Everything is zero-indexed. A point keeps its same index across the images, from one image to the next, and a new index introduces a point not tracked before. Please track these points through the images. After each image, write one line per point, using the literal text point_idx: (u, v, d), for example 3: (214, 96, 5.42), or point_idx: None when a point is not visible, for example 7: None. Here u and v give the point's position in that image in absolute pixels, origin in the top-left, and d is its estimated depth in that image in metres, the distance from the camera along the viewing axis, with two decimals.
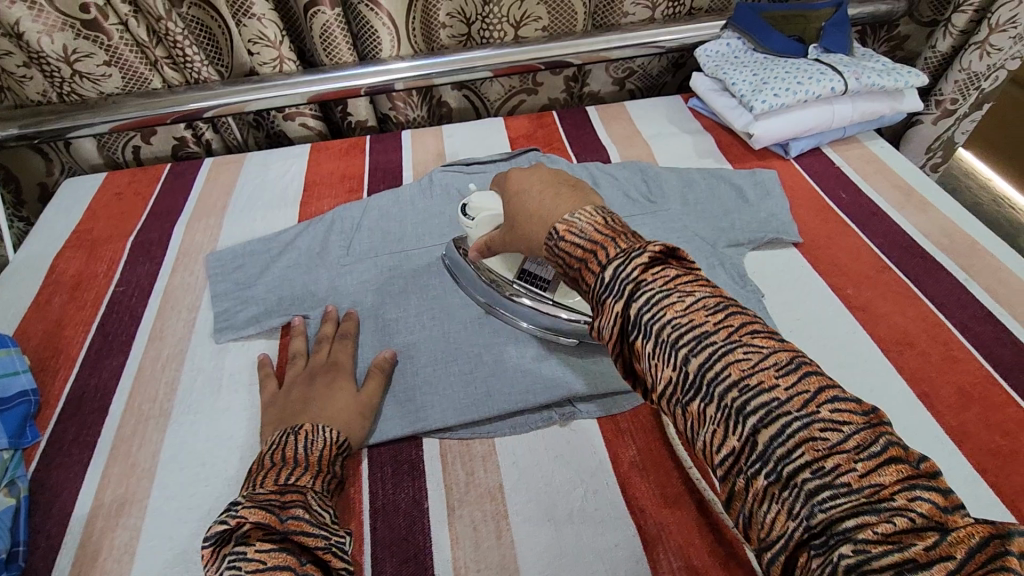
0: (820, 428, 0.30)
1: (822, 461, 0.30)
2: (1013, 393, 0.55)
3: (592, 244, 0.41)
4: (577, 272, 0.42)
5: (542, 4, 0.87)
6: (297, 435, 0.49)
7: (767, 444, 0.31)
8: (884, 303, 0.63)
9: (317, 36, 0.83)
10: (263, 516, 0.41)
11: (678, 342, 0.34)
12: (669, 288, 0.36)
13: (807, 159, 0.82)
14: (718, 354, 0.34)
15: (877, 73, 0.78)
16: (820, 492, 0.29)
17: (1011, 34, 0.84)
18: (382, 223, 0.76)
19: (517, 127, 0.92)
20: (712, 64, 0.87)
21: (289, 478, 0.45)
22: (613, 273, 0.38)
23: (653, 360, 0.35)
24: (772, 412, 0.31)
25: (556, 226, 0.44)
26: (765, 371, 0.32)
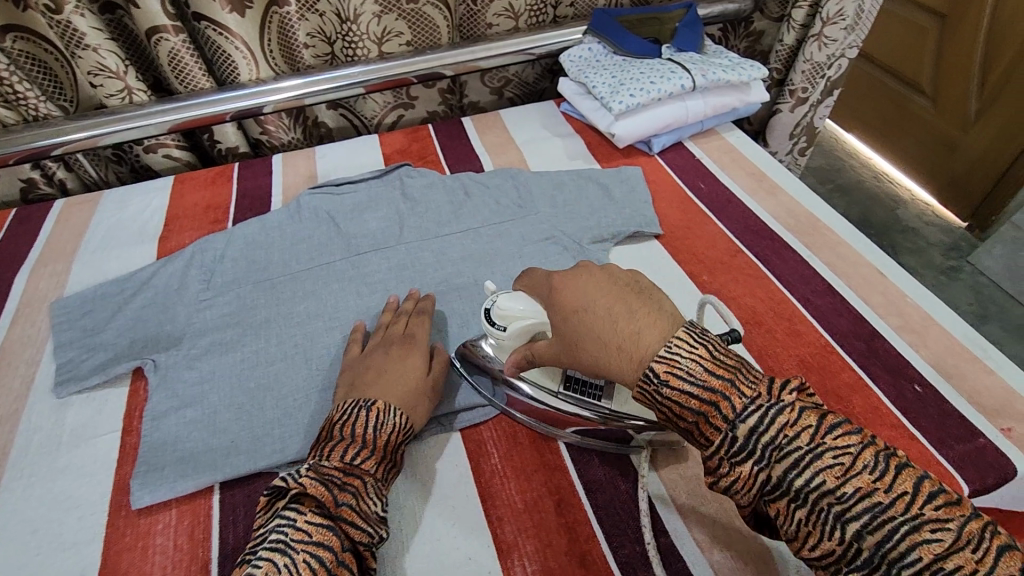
0: (831, 454, 0.36)
1: (842, 484, 0.35)
2: (849, 356, 0.58)
3: (704, 396, 0.39)
4: (689, 423, 0.40)
5: (400, 20, 0.86)
6: (368, 411, 0.49)
7: (879, 547, 0.33)
8: (736, 286, 0.66)
9: (166, 64, 0.80)
10: (321, 492, 0.42)
11: (773, 456, 0.37)
12: (759, 406, 0.38)
13: (669, 154, 0.86)
14: (742, 411, 0.38)
15: (722, 69, 0.82)
16: (847, 511, 0.34)
17: (841, 25, 0.91)
18: (247, 252, 0.73)
19: (392, 142, 0.91)
20: (575, 68, 0.89)
21: (355, 457, 0.46)
22: (750, 428, 0.38)
23: (746, 475, 0.38)
24: (876, 517, 0.34)
25: (651, 367, 0.41)
26: (860, 475, 0.35)
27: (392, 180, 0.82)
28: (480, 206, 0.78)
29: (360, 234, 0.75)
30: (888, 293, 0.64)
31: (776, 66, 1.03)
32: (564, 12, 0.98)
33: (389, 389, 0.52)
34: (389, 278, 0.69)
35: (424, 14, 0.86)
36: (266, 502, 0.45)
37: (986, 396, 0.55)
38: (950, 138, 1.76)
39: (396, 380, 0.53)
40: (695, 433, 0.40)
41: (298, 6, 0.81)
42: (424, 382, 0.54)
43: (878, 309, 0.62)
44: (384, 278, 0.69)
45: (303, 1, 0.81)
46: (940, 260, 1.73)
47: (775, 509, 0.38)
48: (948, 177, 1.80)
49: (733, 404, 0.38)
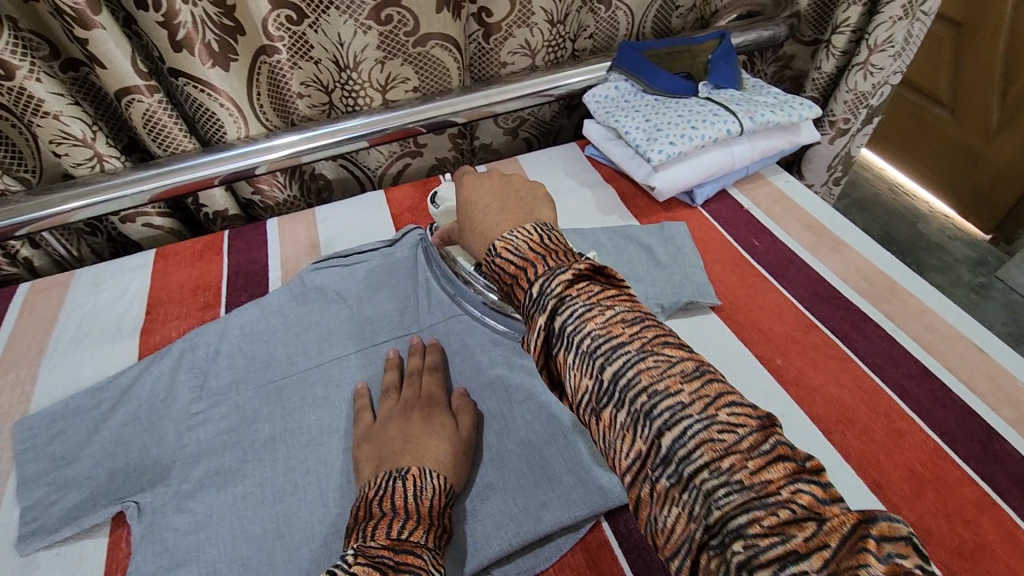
0: (718, 429, 0.34)
1: (722, 460, 0.33)
2: (965, 463, 0.49)
3: (524, 261, 0.44)
4: (511, 287, 0.45)
5: (406, 65, 0.76)
6: (405, 480, 0.45)
7: (671, 446, 0.34)
8: (817, 372, 0.57)
9: (141, 127, 0.70)
10: (375, 574, 0.36)
11: (596, 351, 0.38)
12: (591, 303, 0.40)
13: (713, 204, 0.77)
14: (631, 362, 0.37)
15: (769, 110, 0.74)
16: (718, 492, 0.32)
17: (889, 53, 0.83)
18: (245, 346, 0.63)
19: (400, 199, 0.81)
20: (603, 110, 0.81)
21: (402, 531, 0.40)
22: (540, 290, 0.41)
23: (574, 371, 0.39)
24: (675, 414, 0.35)
25: (494, 244, 0.47)
26: (672, 377, 0.36)
27: (406, 249, 0.73)
28: None
29: (374, 318, 0.65)
30: (995, 378, 0.55)
31: (813, 94, 0.95)
32: (583, 45, 0.89)
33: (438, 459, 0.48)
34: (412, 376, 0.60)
35: (432, 57, 0.77)
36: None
37: None
38: (971, 148, 1.70)
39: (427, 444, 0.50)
40: (526, 275, 0.43)
41: (291, 54, 0.72)
42: (456, 444, 0.51)
43: (987, 400, 0.54)
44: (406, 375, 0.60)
45: (296, 49, 0.71)
46: (968, 276, 1.66)
47: (654, 488, 0.35)
48: (970, 188, 1.74)
49: (621, 354, 0.38)
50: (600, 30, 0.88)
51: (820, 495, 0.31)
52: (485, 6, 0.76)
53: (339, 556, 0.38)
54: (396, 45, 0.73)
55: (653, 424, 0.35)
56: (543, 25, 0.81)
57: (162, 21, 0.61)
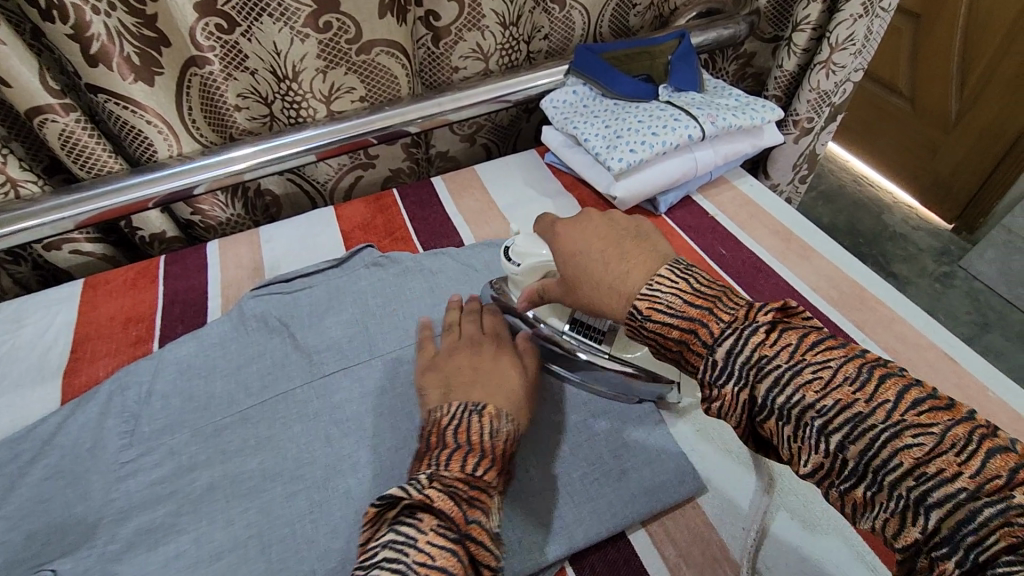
0: (911, 432, 0.33)
1: (823, 399, 0.35)
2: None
3: (687, 322, 0.42)
4: (675, 352, 0.43)
5: (351, 74, 0.72)
6: (481, 416, 0.45)
7: (862, 458, 0.34)
8: None
9: (60, 149, 0.64)
10: (451, 509, 0.39)
11: (762, 376, 0.37)
12: (745, 322, 0.39)
13: (677, 212, 0.74)
14: (790, 379, 0.36)
15: (731, 113, 0.71)
16: (929, 497, 0.31)
17: (850, 51, 0.81)
18: (182, 384, 0.58)
19: (351, 215, 0.77)
20: (561, 116, 0.78)
21: (476, 467, 0.42)
22: (727, 351, 0.39)
23: (741, 396, 0.39)
24: (860, 427, 0.34)
25: (635, 306, 0.44)
26: (840, 389, 0.35)
27: (357, 270, 0.68)
28: (465, 296, 0.65)
29: (322, 347, 0.60)
30: (967, 388, 0.54)
31: (775, 93, 0.94)
32: (537, 47, 0.86)
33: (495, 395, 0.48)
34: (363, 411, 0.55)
35: (378, 65, 0.72)
36: (374, 514, 0.39)
37: None
38: (931, 139, 1.72)
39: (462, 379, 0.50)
40: (687, 349, 0.42)
41: (223, 64, 0.66)
42: (523, 379, 0.52)
43: None
44: (357, 407, 0.55)
45: (229, 59, 0.66)
46: (932, 266, 1.69)
47: (850, 496, 0.35)
48: (931, 178, 1.77)
49: (775, 374, 0.37)
50: (555, 31, 0.85)
51: None
52: (433, 10, 0.72)
53: (414, 476, 0.41)
54: (337, 53, 0.69)
55: (832, 439, 0.34)
56: (495, 27, 0.77)
57: (71, 34, 0.55)
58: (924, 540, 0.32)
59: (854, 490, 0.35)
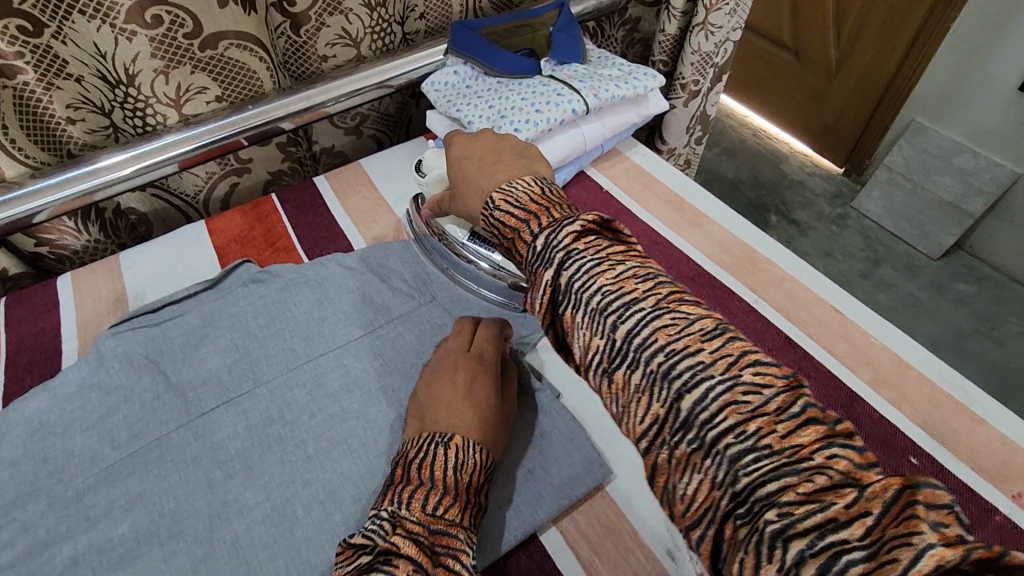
0: (743, 391, 0.32)
1: (674, 345, 0.34)
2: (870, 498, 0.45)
3: (524, 214, 0.43)
4: (511, 241, 0.43)
5: (200, 72, 0.64)
6: (447, 448, 0.43)
7: (690, 411, 0.32)
8: None
9: None
10: (415, 555, 0.37)
11: (607, 308, 0.36)
12: (601, 257, 0.38)
13: (573, 189, 0.73)
14: (647, 324, 0.35)
15: (613, 83, 0.70)
16: (750, 459, 0.30)
17: (725, 11, 0.82)
18: (33, 445, 0.50)
19: (225, 228, 0.70)
20: (443, 99, 0.73)
21: (438, 505, 0.40)
22: (544, 240, 0.40)
23: (584, 328, 0.37)
24: (695, 377, 0.33)
25: (492, 197, 0.46)
26: (691, 336, 0.34)
27: (234, 291, 0.62)
28: (355, 305, 0.60)
29: (198, 382, 0.55)
30: (851, 338, 0.56)
31: (662, 58, 0.93)
32: (414, 27, 0.80)
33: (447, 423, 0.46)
34: (250, 447, 0.50)
35: (229, 60, 0.65)
36: (347, 553, 0.39)
37: (987, 457, 0.48)
38: (817, 89, 1.81)
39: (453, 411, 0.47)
40: (522, 235, 0.42)
41: (38, 73, 0.57)
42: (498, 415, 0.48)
43: (846, 361, 0.54)
44: (242, 443, 0.50)
45: (45, 66, 0.57)
46: (828, 209, 1.79)
47: (672, 453, 0.33)
48: (820, 125, 1.86)
49: (636, 318, 0.35)
50: (431, 9, 0.80)
51: (856, 459, 0.29)
52: None
53: (377, 516, 0.39)
54: (176, 50, 0.61)
55: (669, 386, 0.33)
56: (360, 9, 0.71)
57: None
58: (733, 508, 0.30)
59: (681, 451, 0.33)
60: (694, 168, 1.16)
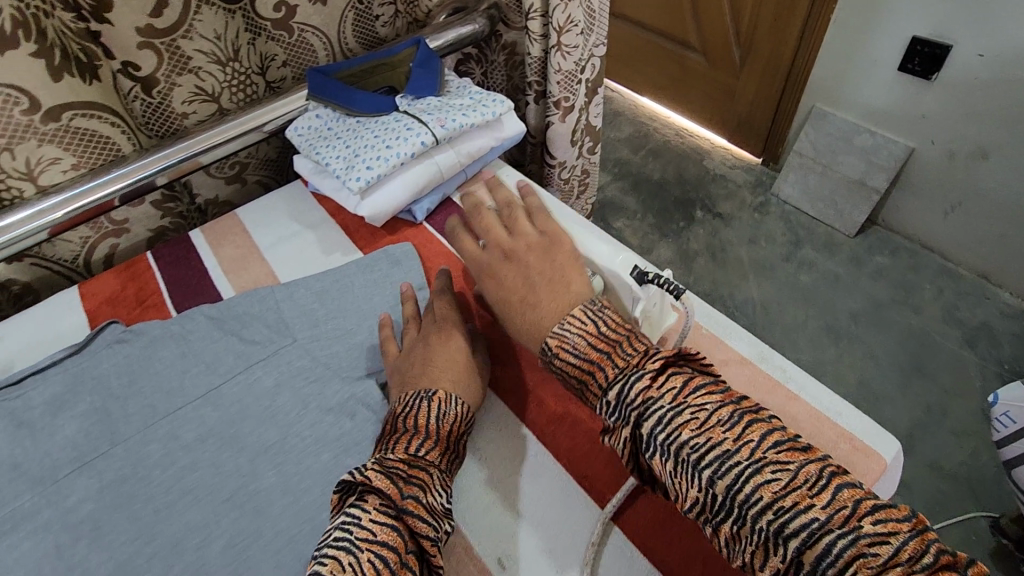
0: (866, 544, 0.34)
1: (782, 498, 0.36)
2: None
3: (588, 364, 0.47)
4: (579, 389, 0.48)
5: (49, 144, 0.65)
6: (432, 400, 0.51)
7: (816, 566, 0.34)
8: (531, 379, 0.60)
9: None
10: (387, 485, 0.43)
11: (700, 461, 0.39)
12: (680, 404, 0.41)
13: (439, 216, 0.76)
14: (748, 477, 0.37)
15: (461, 113, 0.73)
16: (787, 530, 0.35)
17: (576, 32, 0.87)
18: None
19: (97, 291, 0.71)
20: (305, 144, 0.76)
21: (419, 448, 0.48)
22: (617, 393, 0.43)
23: (676, 479, 0.40)
24: (813, 532, 0.35)
25: (548, 342, 0.50)
26: (798, 491, 0.36)
27: (100, 351, 0.63)
28: (219, 354, 0.62)
29: (54, 450, 0.55)
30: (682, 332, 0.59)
31: (533, 78, 0.97)
32: (278, 74, 0.83)
33: (433, 379, 0.54)
34: (103, 507, 0.51)
35: (77, 129, 0.67)
36: (338, 499, 0.44)
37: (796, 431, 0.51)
38: (727, 85, 1.88)
39: (446, 366, 0.55)
40: (591, 386, 0.47)
41: None
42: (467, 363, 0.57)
43: None
44: (94, 505, 0.51)
45: None
46: (750, 199, 1.85)
47: (717, 532, 0.38)
48: (735, 119, 1.93)
49: (734, 471, 0.38)
50: (293, 56, 0.82)
51: None
52: (127, 60, 0.67)
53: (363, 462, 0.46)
54: (17, 128, 0.62)
55: (703, 474, 0.38)
56: (211, 66, 0.74)
57: None
58: None
59: None
60: (593, 176, 1.21)
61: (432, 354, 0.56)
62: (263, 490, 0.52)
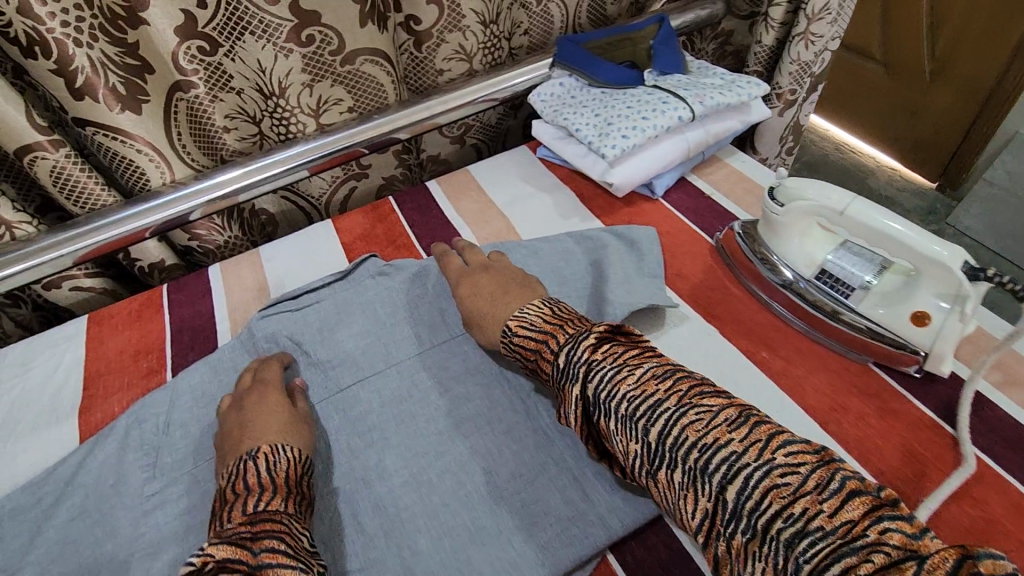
0: (779, 474, 0.36)
1: (705, 437, 0.38)
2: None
3: (543, 335, 0.50)
4: (535, 364, 0.50)
5: (338, 85, 0.72)
6: (256, 458, 0.47)
7: (737, 502, 0.36)
8: (801, 362, 0.55)
9: (54, 186, 0.63)
10: (231, 552, 0.38)
11: (635, 414, 0.41)
12: (620, 364, 0.43)
13: (675, 193, 0.75)
14: (677, 421, 0.40)
15: (717, 91, 0.72)
16: (710, 466, 0.37)
17: (828, 21, 0.83)
18: (200, 411, 0.57)
19: (350, 227, 0.76)
20: (550, 110, 0.77)
21: (258, 505, 0.43)
22: (567, 358, 0.46)
23: (619, 437, 0.42)
24: (733, 467, 0.36)
25: (508, 324, 0.53)
26: (718, 429, 0.38)
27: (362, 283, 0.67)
28: None
29: (335, 360, 0.60)
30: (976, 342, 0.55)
31: (756, 68, 0.94)
32: (518, 42, 0.86)
33: (266, 434, 0.49)
34: (389, 421, 0.55)
35: (363, 74, 0.72)
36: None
37: None
38: (911, 101, 1.74)
39: (268, 424, 0.50)
40: (541, 364, 0.49)
41: (208, 86, 0.65)
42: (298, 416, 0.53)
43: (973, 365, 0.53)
44: (379, 419, 0.55)
45: (214, 80, 0.65)
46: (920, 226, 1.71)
47: (661, 481, 0.40)
48: (912, 139, 1.79)
49: (665, 416, 0.40)
50: (534, 25, 0.85)
51: (907, 530, 0.32)
52: (412, 13, 0.71)
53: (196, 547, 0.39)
54: (321, 65, 0.68)
55: (639, 423, 0.41)
56: (476, 26, 0.77)
57: (55, 68, 0.55)
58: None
59: (733, 538, 0.36)
60: None
61: (256, 409, 0.52)
62: (537, 430, 0.54)
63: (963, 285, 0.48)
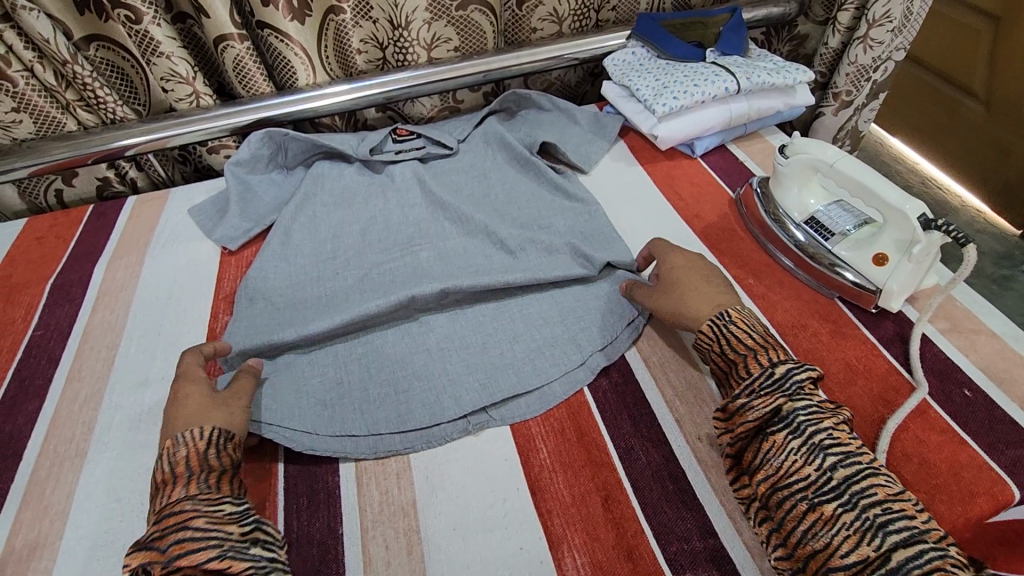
0: (949, 562, 0.40)
1: (889, 501, 0.43)
2: (938, 405, 0.55)
3: (763, 342, 0.53)
4: (740, 356, 0.53)
5: (449, 26, 0.89)
6: (167, 453, 0.49)
7: (901, 563, 0.40)
8: (780, 290, 0.66)
9: (230, 69, 0.84)
10: (144, 556, 0.42)
11: (829, 450, 0.46)
12: (827, 407, 0.49)
13: (713, 156, 0.87)
14: (868, 477, 0.45)
15: (767, 72, 0.83)
16: (889, 525, 0.42)
17: (888, 28, 0.90)
18: (307, 245, 0.76)
19: None
20: (619, 72, 0.90)
21: (175, 496, 0.47)
22: (787, 372, 0.51)
23: (795, 456, 0.47)
24: (913, 534, 0.41)
25: (727, 311, 0.56)
26: (904, 502, 0.44)
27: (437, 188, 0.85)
28: (523, 207, 0.80)
29: (408, 229, 0.77)
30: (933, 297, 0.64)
31: (820, 68, 1.03)
32: (606, 16, 1.00)
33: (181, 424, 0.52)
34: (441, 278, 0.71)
35: (471, 21, 0.89)
36: None
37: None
38: (1005, 141, 1.67)
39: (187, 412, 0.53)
40: (741, 367, 0.53)
41: (353, 14, 0.85)
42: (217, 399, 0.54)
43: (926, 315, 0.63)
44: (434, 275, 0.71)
45: (358, 9, 0.85)
46: (991, 268, 1.68)
47: (810, 506, 0.44)
48: (1001, 181, 1.73)
49: (857, 469, 0.45)
50: (623, 4, 0.98)
51: None
52: None
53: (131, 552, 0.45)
54: (442, 8, 0.87)
55: (828, 458, 0.46)
56: None
57: None
58: None
59: None
60: None
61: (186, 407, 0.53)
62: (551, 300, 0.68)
63: (915, 232, 0.57)
